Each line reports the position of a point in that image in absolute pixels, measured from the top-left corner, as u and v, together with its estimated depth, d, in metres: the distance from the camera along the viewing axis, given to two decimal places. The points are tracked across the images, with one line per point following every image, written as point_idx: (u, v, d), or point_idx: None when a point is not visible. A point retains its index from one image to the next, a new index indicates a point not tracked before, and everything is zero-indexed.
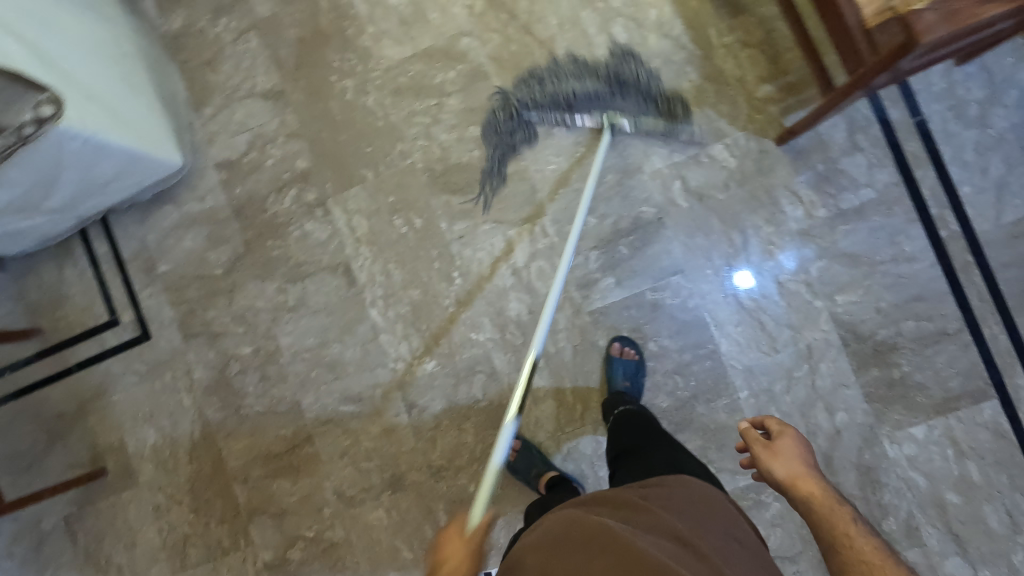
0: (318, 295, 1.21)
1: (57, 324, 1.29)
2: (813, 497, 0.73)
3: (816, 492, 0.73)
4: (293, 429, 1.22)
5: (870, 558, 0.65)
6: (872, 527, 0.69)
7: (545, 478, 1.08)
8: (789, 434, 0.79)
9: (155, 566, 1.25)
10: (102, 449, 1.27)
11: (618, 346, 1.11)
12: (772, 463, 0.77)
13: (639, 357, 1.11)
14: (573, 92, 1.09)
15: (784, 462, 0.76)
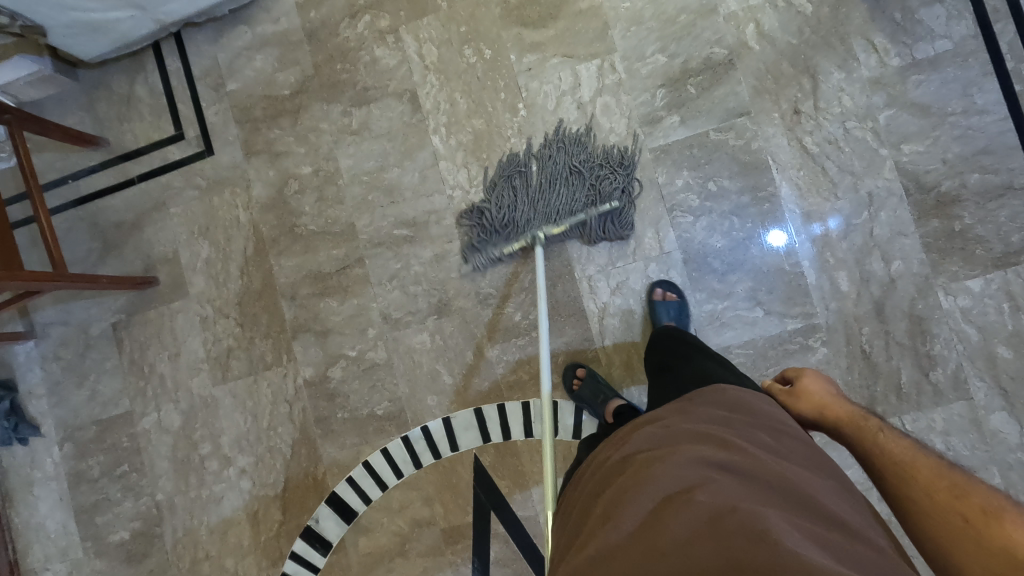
0: (382, 120, 1.23)
1: (123, 137, 1.33)
2: (844, 419, 0.77)
3: (842, 414, 0.78)
4: (344, 250, 1.24)
5: (903, 458, 0.69)
6: (900, 431, 0.73)
7: (613, 406, 1.07)
8: (806, 374, 0.84)
9: (197, 376, 1.29)
10: (155, 260, 1.30)
11: (658, 291, 1.12)
12: (797, 406, 0.82)
13: (680, 298, 1.11)
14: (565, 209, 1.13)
15: (808, 401, 0.81)
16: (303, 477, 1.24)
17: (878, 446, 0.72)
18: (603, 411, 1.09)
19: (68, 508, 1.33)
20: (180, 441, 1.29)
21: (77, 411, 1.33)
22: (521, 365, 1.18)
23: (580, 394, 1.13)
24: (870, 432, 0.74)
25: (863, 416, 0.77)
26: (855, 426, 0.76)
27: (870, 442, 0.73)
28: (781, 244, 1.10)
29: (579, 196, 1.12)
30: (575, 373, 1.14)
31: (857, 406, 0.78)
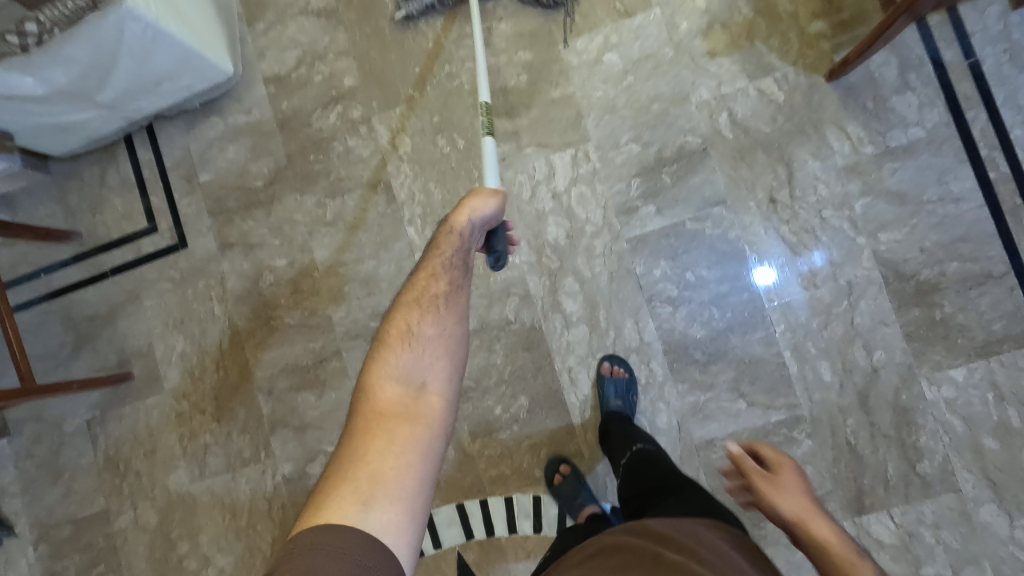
0: (357, 210, 1.22)
1: (96, 229, 1.31)
2: (820, 536, 0.73)
3: (829, 537, 0.73)
4: (321, 342, 1.22)
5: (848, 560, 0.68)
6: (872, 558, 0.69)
7: (591, 510, 1.07)
8: (785, 466, 0.85)
9: (174, 473, 1.26)
10: (130, 354, 1.28)
11: (608, 365, 1.12)
12: (778, 500, 0.80)
13: (629, 375, 1.11)
14: None
15: (791, 500, 0.80)
16: None
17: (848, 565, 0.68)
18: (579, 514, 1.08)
19: None
20: (157, 540, 1.26)
21: (52, 510, 1.30)
22: (504, 459, 1.15)
23: (559, 491, 1.11)
24: (840, 552, 0.70)
25: (843, 538, 0.73)
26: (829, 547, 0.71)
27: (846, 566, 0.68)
28: (769, 280, 1.09)
29: None
30: (559, 468, 1.12)
31: (839, 530, 0.74)
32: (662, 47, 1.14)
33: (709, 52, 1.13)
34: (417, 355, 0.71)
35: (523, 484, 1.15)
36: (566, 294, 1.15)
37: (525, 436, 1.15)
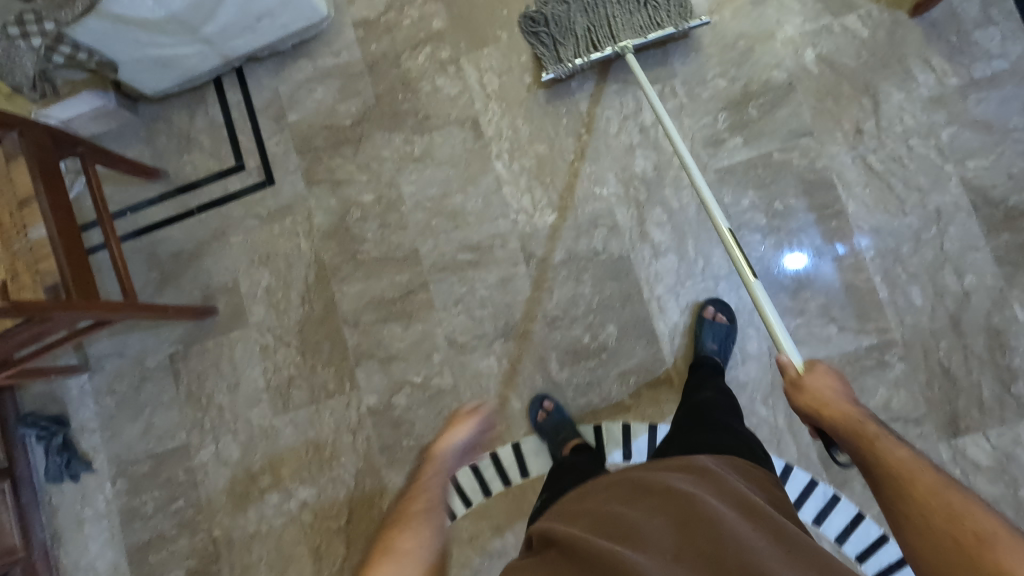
0: (444, 147, 1.25)
1: (183, 169, 1.34)
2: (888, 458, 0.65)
3: (918, 480, 0.61)
4: (408, 275, 1.24)
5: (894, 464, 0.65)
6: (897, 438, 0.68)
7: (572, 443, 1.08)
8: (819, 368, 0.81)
9: (257, 407, 1.27)
10: (215, 290, 1.30)
11: (710, 310, 1.13)
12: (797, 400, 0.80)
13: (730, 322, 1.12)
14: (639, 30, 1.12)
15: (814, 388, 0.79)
16: (368, 508, 1.21)
17: (926, 507, 0.59)
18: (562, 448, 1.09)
19: (119, 547, 1.29)
20: (239, 473, 1.26)
21: (131, 446, 1.30)
22: (592, 387, 1.16)
23: (545, 426, 1.14)
24: (889, 449, 0.66)
25: (863, 421, 0.71)
26: (901, 475, 0.63)
27: (935, 510, 0.59)
28: (801, 265, 1.12)
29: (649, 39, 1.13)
30: (542, 404, 1.16)
31: (879, 431, 0.69)
32: None
33: None
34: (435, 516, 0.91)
35: (612, 412, 1.16)
36: (654, 225, 1.17)
37: (614, 365, 1.16)
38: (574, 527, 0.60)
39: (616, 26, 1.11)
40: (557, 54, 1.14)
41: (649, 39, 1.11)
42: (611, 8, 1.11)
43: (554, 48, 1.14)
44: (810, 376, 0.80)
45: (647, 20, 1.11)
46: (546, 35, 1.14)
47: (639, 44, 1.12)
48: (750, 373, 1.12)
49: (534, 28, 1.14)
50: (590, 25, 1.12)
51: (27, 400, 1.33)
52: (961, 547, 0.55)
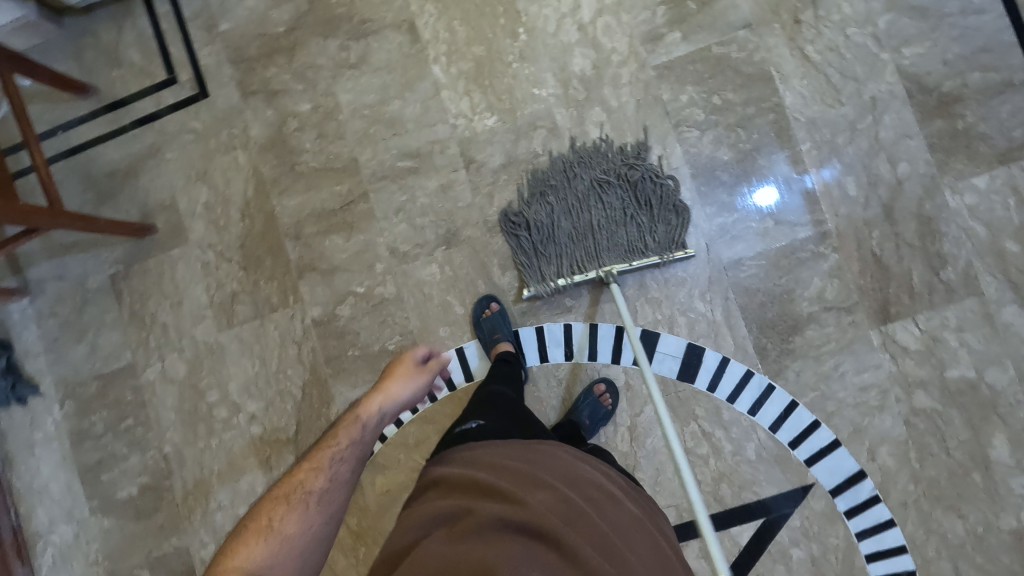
0: (381, 52, 1.22)
1: (114, 84, 1.30)
2: None
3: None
4: (348, 186, 1.22)
5: None
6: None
7: (502, 348, 1.13)
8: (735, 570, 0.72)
9: (202, 324, 1.26)
10: (153, 208, 1.28)
11: (600, 388, 1.13)
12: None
13: (611, 409, 1.13)
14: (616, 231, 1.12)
15: None
16: (316, 419, 1.22)
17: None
18: (490, 350, 1.14)
19: (71, 469, 1.29)
20: (186, 390, 1.26)
21: (77, 367, 1.29)
22: (534, 290, 1.17)
23: (483, 325, 1.16)
24: None
25: None
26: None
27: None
28: (770, 198, 1.11)
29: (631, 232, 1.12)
30: (488, 305, 1.16)
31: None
32: None
33: None
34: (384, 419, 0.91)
35: (554, 313, 1.16)
36: (593, 125, 1.16)
37: None
38: (502, 485, 0.72)
39: (599, 248, 1.12)
40: (547, 285, 1.15)
41: (634, 265, 1.12)
42: (600, 228, 1.13)
43: (542, 276, 1.15)
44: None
45: (631, 238, 1.12)
46: (527, 241, 1.15)
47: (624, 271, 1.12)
48: (690, 271, 1.13)
49: (526, 239, 1.15)
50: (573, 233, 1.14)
51: None
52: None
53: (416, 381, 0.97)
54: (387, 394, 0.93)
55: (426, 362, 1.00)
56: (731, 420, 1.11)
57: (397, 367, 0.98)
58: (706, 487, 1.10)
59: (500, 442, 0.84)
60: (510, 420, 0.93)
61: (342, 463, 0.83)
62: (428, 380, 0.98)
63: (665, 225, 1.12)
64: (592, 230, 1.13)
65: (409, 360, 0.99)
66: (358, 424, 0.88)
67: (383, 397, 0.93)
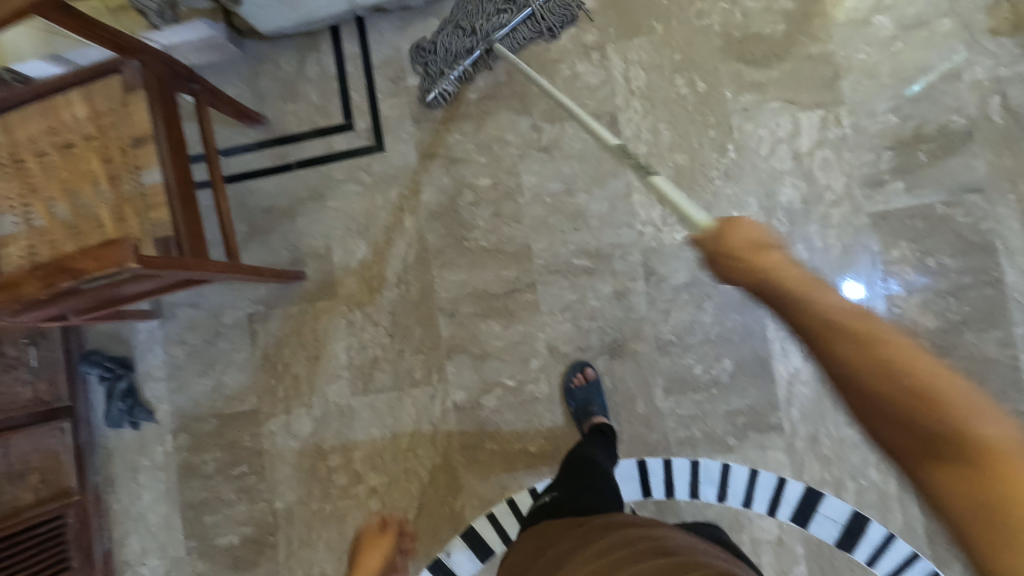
0: (576, 140, 1.15)
1: (286, 118, 1.24)
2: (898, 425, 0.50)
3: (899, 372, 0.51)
4: (516, 272, 1.16)
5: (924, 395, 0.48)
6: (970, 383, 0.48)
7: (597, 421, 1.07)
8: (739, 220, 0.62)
9: (336, 383, 1.20)
10: (305, 254, 1.22)
11: None
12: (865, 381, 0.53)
13: None
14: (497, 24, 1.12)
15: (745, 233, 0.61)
16: (440, 506, 1.17)
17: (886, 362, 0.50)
18: (583, 423, 1.09)
19: (173, 503, 1.25)
20: (308, 448, 1.21)
21: (197, 401, 1.25)
22: (696, 421, 1.10)
23: (574, 395, 1.11)
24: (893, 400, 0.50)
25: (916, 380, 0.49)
26: (985, 448, 0.46)
27: (987, 478, 0.45)
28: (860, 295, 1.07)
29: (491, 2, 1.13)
30: (581, 371, 1.12)
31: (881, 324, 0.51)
32: (941, 17, 1.07)
33: (990, 30, 1.06)
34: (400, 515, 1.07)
35: (713, 450, 1.10)
36: None
37: (723, 401, 1.10)
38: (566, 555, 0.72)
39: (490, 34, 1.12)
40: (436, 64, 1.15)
41: (511, 26, 1.12)
42: (472, 4, 1.13)
43: (436, 77, 1.16)
44: (731, 225, 0.62)
45: (502, 7, 1.12)
46: (433, 64, 1.15)
47: (505, 36, 1.13)
48: (869, 435, 1.06)
49: (431, 63, 1.15)
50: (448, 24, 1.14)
51: (92, 337, 1.27)
52: (915, 408, 0.48)
53: (382, 545, 1.01)
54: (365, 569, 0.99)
55: (382, 522, 1.10)
56: None
57: (366, 541, 1.06)
58: None
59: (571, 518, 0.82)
60: (579, 479, 0.91)
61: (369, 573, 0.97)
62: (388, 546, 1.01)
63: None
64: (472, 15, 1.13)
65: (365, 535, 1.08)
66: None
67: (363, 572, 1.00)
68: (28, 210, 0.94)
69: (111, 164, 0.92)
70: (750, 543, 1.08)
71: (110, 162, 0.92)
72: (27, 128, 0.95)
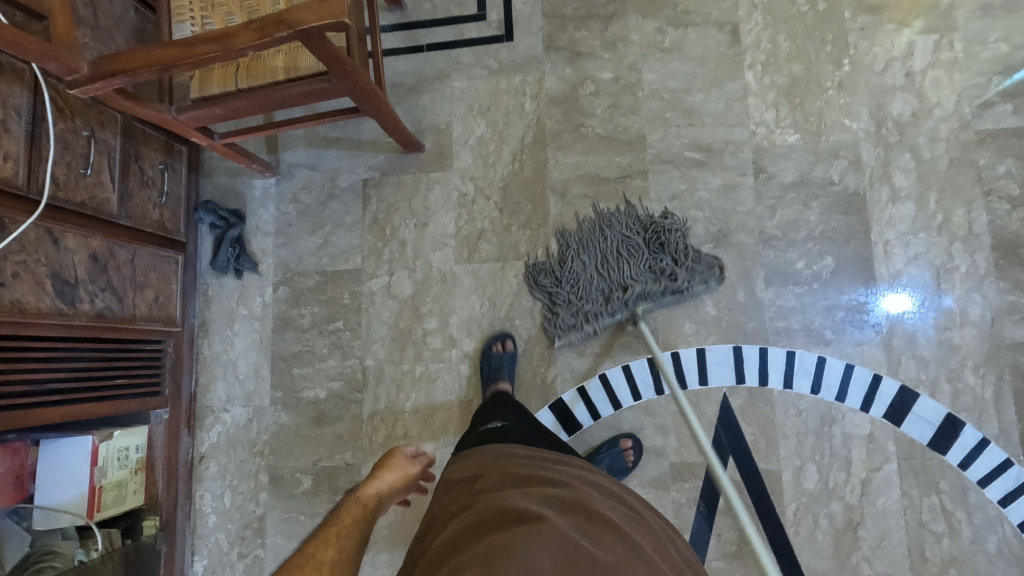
0: (697, 44, 1.23)
1: (422, 5, 1.32)
2: None
3: None
4: (629, 159, 1.21)
5: None
6: None
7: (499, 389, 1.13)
8: None
9: (441, 250, 1.24)
10: (426, 127, 1.28)
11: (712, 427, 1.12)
12: None
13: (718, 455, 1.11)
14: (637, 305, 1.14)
15: None
16: (531, 377, 1.18)
17: None
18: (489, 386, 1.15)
19: (265, 352, 1.27)
20: (406, 310, 1.24)
21: (303, 257, 1.29)
22: (795, 313, 1.13)
23: (490, 360, 1.17)
24: None
25: None
26: None
27: None
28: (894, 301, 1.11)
29: (632, 272, 1.15)
30: (503, 340, 1.18)
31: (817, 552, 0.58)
32: None
33: None
34: (386, 498, 0.91)
35: (811, 343, 1.12)
36: (899, 170, 1.14)
37: (823, 296, 1.13)
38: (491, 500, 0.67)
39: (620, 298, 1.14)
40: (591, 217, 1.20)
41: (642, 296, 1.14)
42: (608, 245, 1.17)
43: (573, 318, 1.16)
44: None
45: (650, 270, 1.14)
46: (552, 289, 1.18)
47: (653, 305, 1.16)
48: (967, 339, 1.08)
49: (553, 284, 1.18)
50: (602, 272, 1.16)
51: (208, 188, 1.32)
52: None
53: (410, 474, 0.96)
54: (386, 481, 0.92)
55: (415, 455, 1.00)
56: (977, 505, 1.05)
57: (395, 469, 0.95)
58: (933, 567, 1.04)
59: (479, 471, 0.79)
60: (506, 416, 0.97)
61: (350, 537, 0.76)
62: (418, 474, 0.97)
63: (675, 265, 1.14)
64: (633, 259, 1.15)
65: (396, 455, 0.99)
66: (365, 508, 0.85)
67: (385, 488, 0.91)
68: (206, 23, 1.03)
69: None
70: (841, 437, 1.09)
71: None
72: None
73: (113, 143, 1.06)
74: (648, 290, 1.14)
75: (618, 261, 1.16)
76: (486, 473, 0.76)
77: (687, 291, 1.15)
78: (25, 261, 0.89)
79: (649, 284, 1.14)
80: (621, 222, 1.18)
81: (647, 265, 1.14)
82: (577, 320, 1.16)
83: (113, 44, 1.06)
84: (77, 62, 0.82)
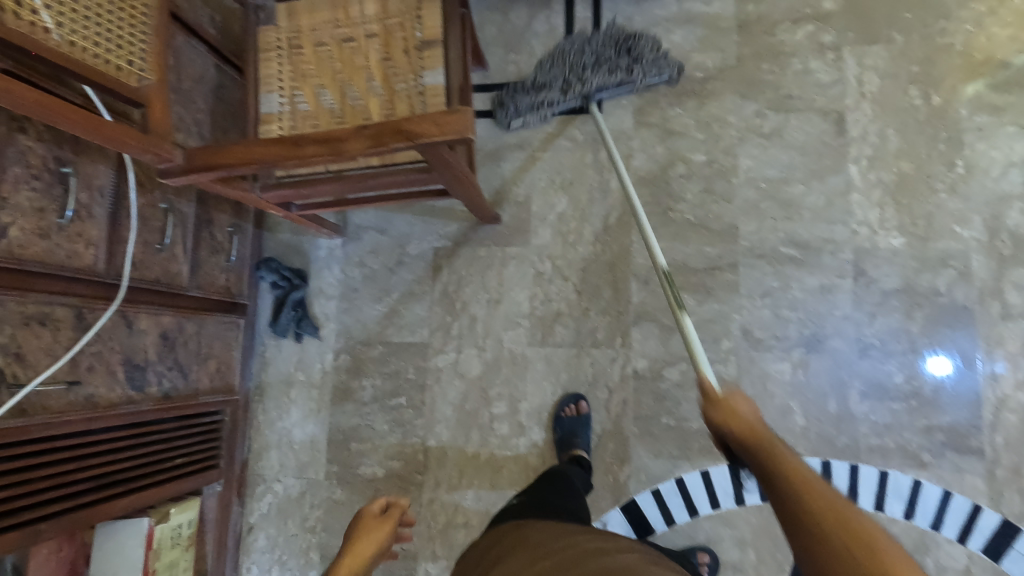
0: (799, 131, 1.16)
1: (506, 67, 1.26)
2: None
3: None
4: (719, 250, 1.15)
5: None
6: None
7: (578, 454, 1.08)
8: None
9: (513, 330, 1.19)
10: (505, 198, 1.22)
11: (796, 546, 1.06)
12: None
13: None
14: (595, 85, 1.10)
15: None
16: (603, 474, 1.13)
17: None
18: (564, 452, 1.10)
19: (322, 423, 1.22)
20: (473, 390, 1.18)
21: (367, 325, 1.23)
22: (890, 431, 1.07)
23: (563, 423, 1.13)
24: None
25: None
26: None
27: None
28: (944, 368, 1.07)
29: (576, 86, 1.10)
30: (575, 403, 1.14)
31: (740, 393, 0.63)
32: None
33: None
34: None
35: (906, 464, 1.06)
36: (1012, 286, 1.07)
37: (921, 414, 1.06)
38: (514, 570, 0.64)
39: (585, 74, 1.09)
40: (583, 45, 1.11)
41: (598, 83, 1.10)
42: (571, 57, 1.11)
43: (523, 110, 1.15)
44: None
45: (595, 65, 1.10)
46: (519, 103, 1.14)
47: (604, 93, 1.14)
48: None
49: (521, 87, 1.14)
50: (563, 69, 1.11)
51: (270, 245, 1.26)
52: None
53: (384, 538, 0.77)
54: (356, 559, 0.74)
55: (387, 510, 0.81)
56: None
57: (367, 534, 0.77)
58: None
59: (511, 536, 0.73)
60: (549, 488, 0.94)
61: None
62: (394, 533, 0.79)
63: (619, 61, 1.10)
64: (590, 58, 1.10)
65: (366, 517, 0.79)
66: None
67: (354, 569, 0.73)
68: (296, 95, 0.96)
69: (391, 63, 0.95)
70: (934, 569, 1.03)
71: (390, 61, 0.95)
72: (313, 17, 0.98)
73: (187, 211, 1.01)
74: (613, 80, 1.10)
75: (576, 63, 1.10)
76: (519, 537, 0.71)
77: (639, 83, 1.12)
78: (99, 350, 0.84)
79: (607, 77, 1.09)
80: (597, 37, 1.11)
81: (589, 73, 1.10)
82: (512, 116, 1.17)
83: (194, 107, 1.01)
84: (172, 151, 0.77)
